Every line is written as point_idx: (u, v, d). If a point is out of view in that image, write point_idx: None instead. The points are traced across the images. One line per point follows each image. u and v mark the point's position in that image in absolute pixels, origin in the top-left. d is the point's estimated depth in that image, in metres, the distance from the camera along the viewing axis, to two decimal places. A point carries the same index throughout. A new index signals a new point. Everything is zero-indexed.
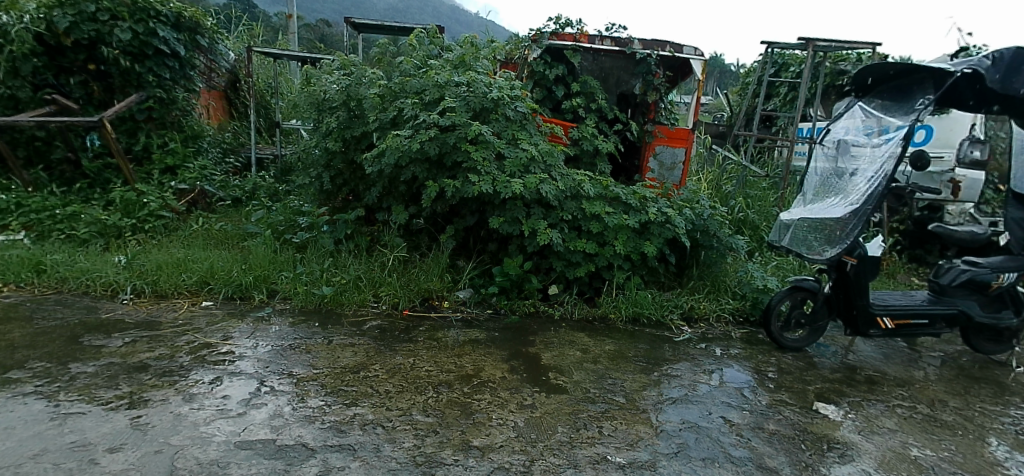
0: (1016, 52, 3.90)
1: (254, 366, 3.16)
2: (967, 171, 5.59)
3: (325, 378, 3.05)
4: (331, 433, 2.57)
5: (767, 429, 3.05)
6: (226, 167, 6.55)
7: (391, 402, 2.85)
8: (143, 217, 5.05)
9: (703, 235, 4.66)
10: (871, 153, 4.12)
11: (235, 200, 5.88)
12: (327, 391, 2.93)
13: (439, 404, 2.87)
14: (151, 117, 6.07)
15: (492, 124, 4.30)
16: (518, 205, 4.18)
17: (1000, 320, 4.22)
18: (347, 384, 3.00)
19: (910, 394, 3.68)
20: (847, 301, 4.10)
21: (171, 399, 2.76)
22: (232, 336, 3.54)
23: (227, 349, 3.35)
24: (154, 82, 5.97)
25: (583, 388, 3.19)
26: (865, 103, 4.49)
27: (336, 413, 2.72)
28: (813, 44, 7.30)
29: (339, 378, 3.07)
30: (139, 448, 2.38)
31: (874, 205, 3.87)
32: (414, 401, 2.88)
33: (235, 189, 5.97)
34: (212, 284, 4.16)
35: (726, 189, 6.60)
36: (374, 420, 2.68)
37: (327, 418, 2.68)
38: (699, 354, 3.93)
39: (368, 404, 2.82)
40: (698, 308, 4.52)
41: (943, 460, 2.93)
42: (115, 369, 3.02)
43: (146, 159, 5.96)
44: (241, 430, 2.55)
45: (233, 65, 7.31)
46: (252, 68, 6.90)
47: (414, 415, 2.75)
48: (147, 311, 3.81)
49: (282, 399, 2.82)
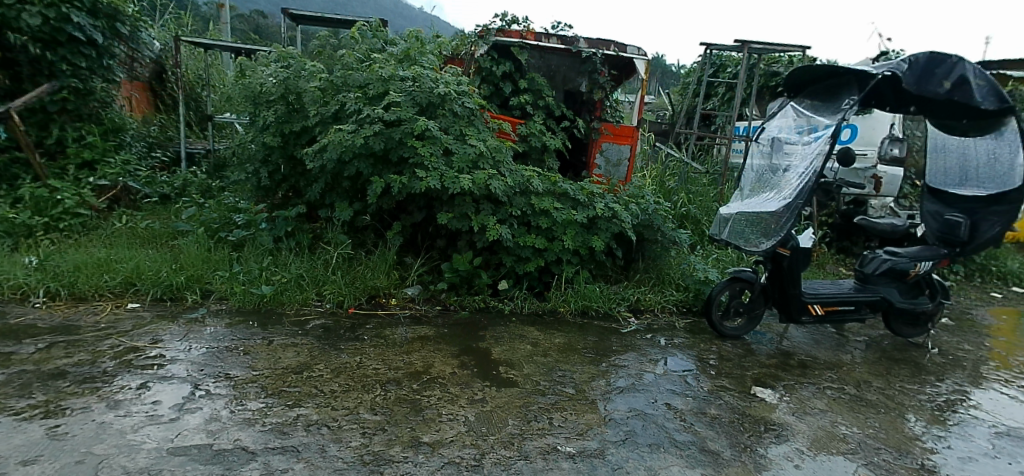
0: (930, 56, 4.16)
1: (188, 369, 3.05)
2: (888, 167, 5.96)
3: (266, 379, 2.98)
4: (272, 435, 2.51)
5: (709, 413, 3.17)
6: (151, 162, 6.26)
7: (337, 402, 2.80)
8: (57, 215, 4.77)
9: (648, 229, 4.78)
10: (802, 151, 4.33)
11: (162, 197, 5.66)
12: (268, 392, 2.85)
13: (388, 402, 2.84)
14: (63, 109, 5.72)
15: (439, 119, 4.27)
16: (467, 201, 4.17)
17: (917, 304, 4.50)
18: (290, 384, 2.93)
19: (839, 376, 3.89)
20: (782, 290, 4.30)
21: (94, 407, 2.63)
22: (161, 338, 3.40)
23: (156, 353, 3.21)
24: (67, 71, 5.61)
25: (533, 380, 3.23)
26: (796, 103, 4.71)
27: (278, 415, 2.66)
28: (749, 47, 7.59)
29: (281, 379, 2.99)
30: (58, 459, 2.26)
31: (805, 200, 4.07)
32: (361, 400, 2.84)
33: (162, 185, 5.76)
34: (138, 285, 3.98)
35: (668, 184, 6.77)
36: (319, 421, 2.63)
37: (268, 420, 2.61)
38: (645, 345, 4.03)
39: (312, 404, 2.76)
40: (644, 300, 4.64)
41: (868, 437, 3.12)
42: (27, 377, 2.85)
43: (60, 153, 5.65)
44: (174, 435, 2.46)
45: (158, 55, 7.03)
46: (180, 58, 6.61)
47: (361, 414, 2.72)
48: (64, 316, 3.61)
49: (219, 402, 2.74)
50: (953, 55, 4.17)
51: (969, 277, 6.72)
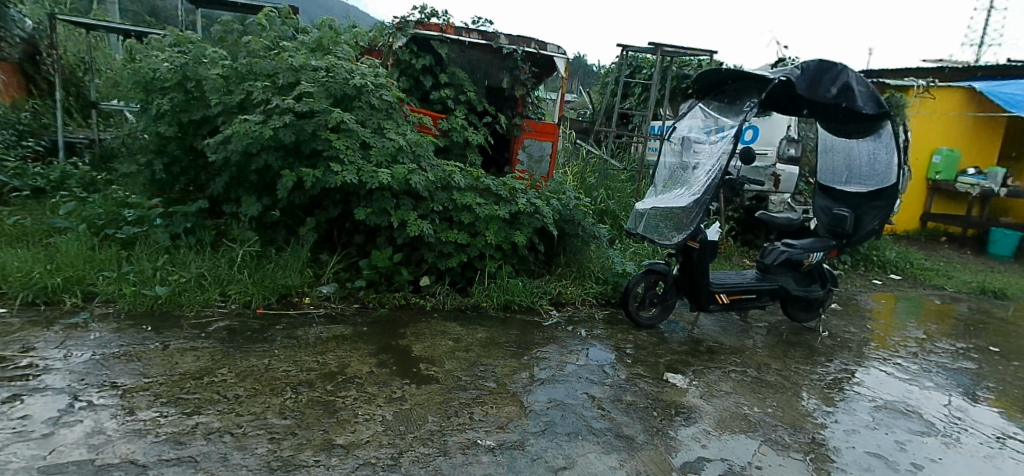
0: (819, 63, 4.48)
1: (65, 379, 2.80)
2: (785, 167, 6.45)
3: (160, 387, 2.78)
4: (166, 446, 2.35)
5: (625, 400, 3.27)
6: (22, 152, 5.69)
7: (241, 407, 2.66)
8: None
9: (569, 224, 4.86)
10: (709, 149, 4.53)
11: (36, 191, 5.18)
12: (162, 400, 2.67)
13: (299, 405, 2.73)
14: None
15: (355, 111, 4.15)
16: (386, 196, 4.08)
17: (809, 292, 4.85)
18: (187, 391, 2.76)
19: (742, 360, 4.13)
20: (692, 280, 4.49)
21: None
22: (35, 346, 3.11)
23: (28, 363, 2.93)
24: None
25: (454, 376, 3.20)
26: (703, 104, 4.95)
27: (173, 424, 2.49)
28: (662, 50, 7.88)
29: (177, 386, 2.81)
30: None
31: (712, 195, 4.28)
32: (269, 404, 2.71)
33: (35, 178, 5.25)
34: (6, 288, 3.61)
35: (589, 181, 6.91)
36: (221, 428, 2.49)
37: (162, 430, 2.45)
38: (565, 337, 4.10)
39: (213, 411, 2.61)
40: (565, 294, 4.72)
41: (768, 415, 3.33)
42: None
43: None
44: (49, 452, 2.25)
45: (29, 33, 6.47)
46: (56, 39, 6.06)
47: (269, 419, 2.60)
48: None
49: (103, 414, 2.53)
50: (839, 63, 4.51)
51: (856, 266, 7.31)
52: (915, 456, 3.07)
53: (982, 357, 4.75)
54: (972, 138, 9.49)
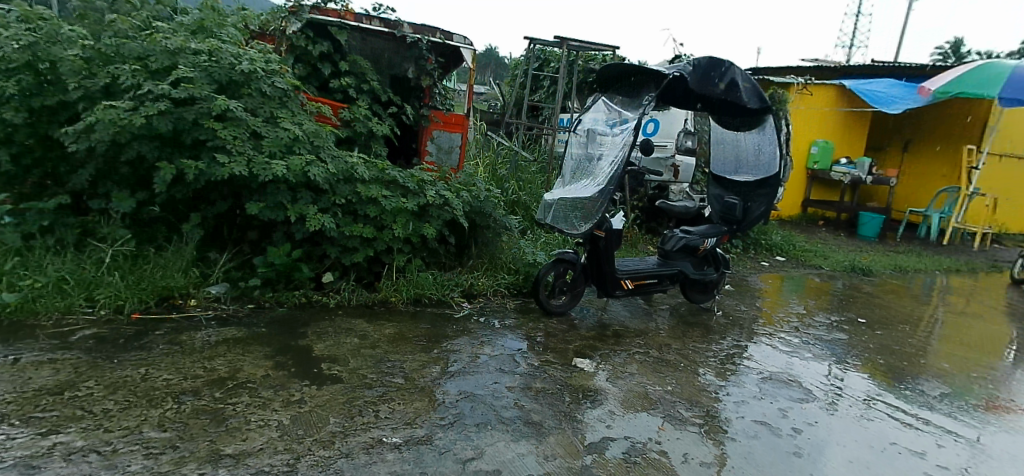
0: (709, 60, 4.71)
1: None
2: (683, 157, 6.88)
3: (9, 406, 2.48)
4: (15, 472, 2.10)
5: (534, 387, 3.31)
6: None
7: (110, 423, 2.43)
8: None
9: (480, 216, 4.84)
10: (611, 141, 4.69)
11: None
12: (12, 421, 2.38)
13: (181, 416, 2.53)
14: None
15: (244, 99, 3.91)
16: (281, 189, 3.87)
17: (705, 275, 5.15)
18: (43, 409, 2.48)
19: (645, 342, 4.30)
20: (598, 267, 4.64)
21: None
22: None
23: None
24: None
25: (359, 374, 3.10)
26: (607, 99, 5.11)
27: (25, 447, 2.23)
28: (567, 44, 8.04)
29: (32, 403, 2.52)
30: None
31: (615, 186, 4.45)
32: (146, 417, 2.50)
33: None
34: None
35: (500, 172, 6.90)
36: (84, 447, 2.26)
37: (11, 455, 2.19)
38: (476, 328, 4.08)
39: (76, 429, 2.37)
40: (477, 285, 4.69)
41: (669, 393, 3.50)
42: None
43: None
44: None
45: None
46: None
47: (145, 433, 2.39)
48: None
49: None
50: (727, 61, 4.75)
51: (747, 250, 7.82)
52: (795, 421, 3.32)
53: (853, 327, 5.23)
54: (844, 130, 10.38)
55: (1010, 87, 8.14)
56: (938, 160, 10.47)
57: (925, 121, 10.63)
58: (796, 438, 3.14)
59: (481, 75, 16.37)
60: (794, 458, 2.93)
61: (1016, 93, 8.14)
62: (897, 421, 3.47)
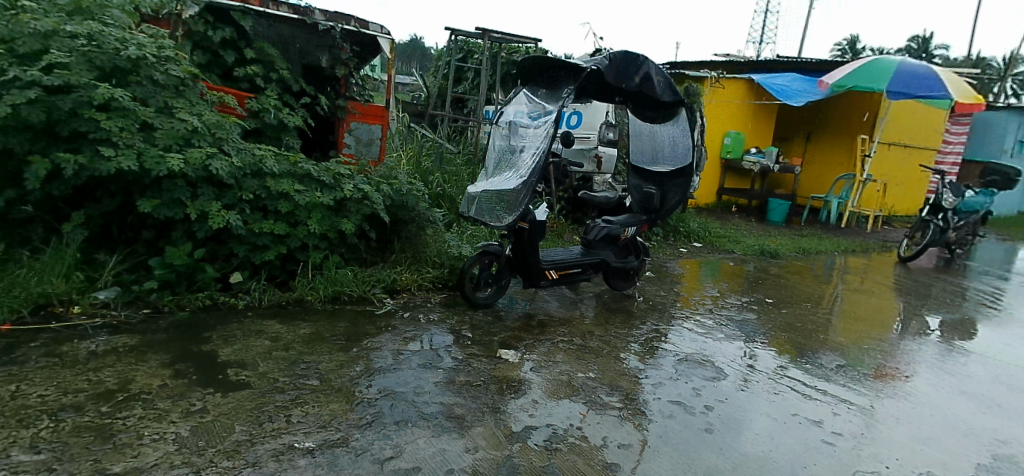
0: (624, 55, 4.86)
1: None
2: (606, 148, 7.17)
3: None
4: None
5: (457, 381, 3.28)
6: None
7: None
8: None
9: (402, 210, 4.74)
10: (533, 133, 4.75)
11: None
12: None
13: (60, 434, 2.32)
14: None
15: (132, 87, 3.63)
16: (178, 185, 3.63)
17: (626, 263, 5.29)
18: None
19: (570, 330, 4.36)
20: (523, 258, 4.68)
21: None
22: None
23: None
24: None
25: (270, 379, 2.95)
26: (528, 91, 5.13)
27: None
28: (489, 35, 8.00)
29: None
30: None
31: (537, 178, 4.53)
32: (17, 438, 2.27)
33: None
34: None
35: (425, 165, 6.77)
36: None
37: None
38: (399, 325, 3.99)
39: None
40: (400, 280, 4.59)
41: (592, 379, 3.56)
42: None
43: None
44: None
45: None
46: None
47: (15, 456, 2.17)
48: None
49: None
50: (642, 56, 4.93)
51: (667, 237, 8.10)
52: (708, 399, 3.47)
53: (762, 307, 5.54)
54: (753, 122, 10.95)
55: (898, 83, 8.80)
56: (836, 149, 11.23)
57: (824, 114, 11.38)
58: (708, 415, 3.28)
59: (407, 65, 16.09)
60: (705, 435, 3.06)
61: (904, 88, 8.79)
62: (800, 393, 3.69)
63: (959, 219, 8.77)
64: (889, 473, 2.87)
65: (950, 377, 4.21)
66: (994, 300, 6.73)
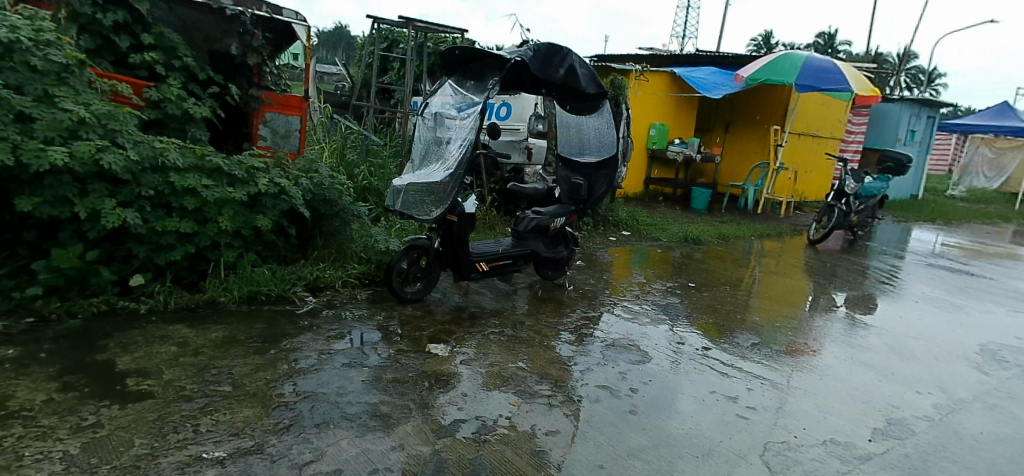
0: (548, 46, 4.90)
1: None
2: (535, 140, 7.33)
3: None
4: None
5: (384, 378, 3.21)
6: None
7: None
8: None
9: (324, 204, 4.57)
10: (459, 124, 4.70)
11: None
12: None
13: None
14: None
15: (6, 74, 3.30)
16: (64, 181, 3.34)
17: (556, 253, 5.34)
18: None
19: (501, 321, 4.35)
20: (453, 251, 4.66)
21: None
22: None
23: None
24: None
25: (175, 387, 2.77)
26: (453, 81, 5.10)
27: None
28: (413, 25, 7.83)
29: None
30: None
31: (464, 170, 4.49)
32: None
33: None
34: None
35: (349, 157, 6.55)
36: None
37: None
38: (322, 323, 3.85)
39: None
40: (323, 277, 4.42)
41: (522, 369, 3.57)
42: None
43: None
44: None
45: None
46: None
47: None
48: None
49: None
50: (564, 47, 4.97)
51: (597, 226, 8.22)
52: (633, 382, 3.55)
53: (685, 291, 5.74)
54: (676, 113, 11.27)
55: (807, 77, 9.33)
56: (751, 139, 11.78)
57: (741, 106, 11.90)
58: (633, 397, 3.36)
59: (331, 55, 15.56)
60: (630, 416, 3.13)
61: (811, 82, 9.32)
62: (717, 371, 3.84)
63: (860, 203, 9.42)
64: (797, 442, 3.03)
65: (852, 350, 4.50)
66: (892, 276, 7.26)
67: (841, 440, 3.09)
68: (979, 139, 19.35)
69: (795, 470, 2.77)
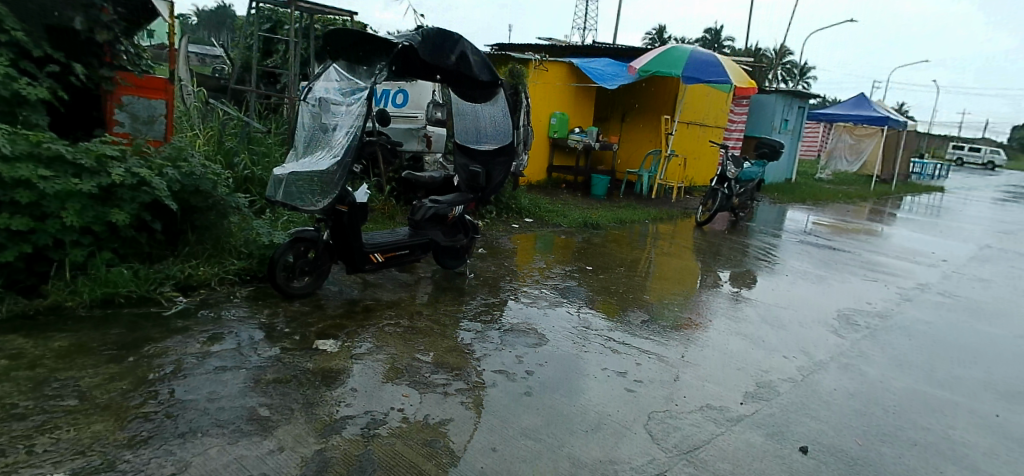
0: (437, 32, 4.84)
1: None
2: (435, 128, 7.27)
3: None
4: None
5: (264, 379, 3.01)
6: None
7: None
8: None
9: (196, 196, 4.18)
10: (346, 111, 4.50)
11: None
12: None
13: None
14: None
15: None
16: None
17: (455, 241, 5.27)
18: None
19: (396, 313, 4.23)
20: (344, 243, 4.46)
21: None
22: None
23: None
24: None
25: (5, 405, 2.44)
26: (338, 67, 4.86)
27: None
28: (297, 5, 7.41)
29: None
30: None
31: (352, 157, 4.29)
32: None
33: None
34: None
35: (227, 144, 6.09)
36: None
37: None
38: (193, 325, 3.55)
39: None
40: (196, 275, 4.08)
41: (417, 359, 3.48)
42: None
43: None
44: None
45: None
46: None
47: None
48: None
49: None
50: (455, 34, 4.95)
51: (500, 214, 8.20)
52: (529, 365, 3.57)
53: (583, 274, 5.87)
54: (575, 103, 11.51)
55: (691, 69, 9.82)
56: (645, 127, 12.29)
57: (634, 95, 12.35)
58: (528, 379, 3.37)
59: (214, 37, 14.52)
60: (524, 398, 3.14)
61: (696, 74, 9.83)
62: (609, 349, 3.95)
63: (741, 187, 10.08)
64: (678, 409, 3.18)
65: (733, 322, 4.80)
66: (769, 253, 7.83)
67: (716, 404, 3.28)
68: (842, 127, 21.34)
69: (675, 436, 2.90)
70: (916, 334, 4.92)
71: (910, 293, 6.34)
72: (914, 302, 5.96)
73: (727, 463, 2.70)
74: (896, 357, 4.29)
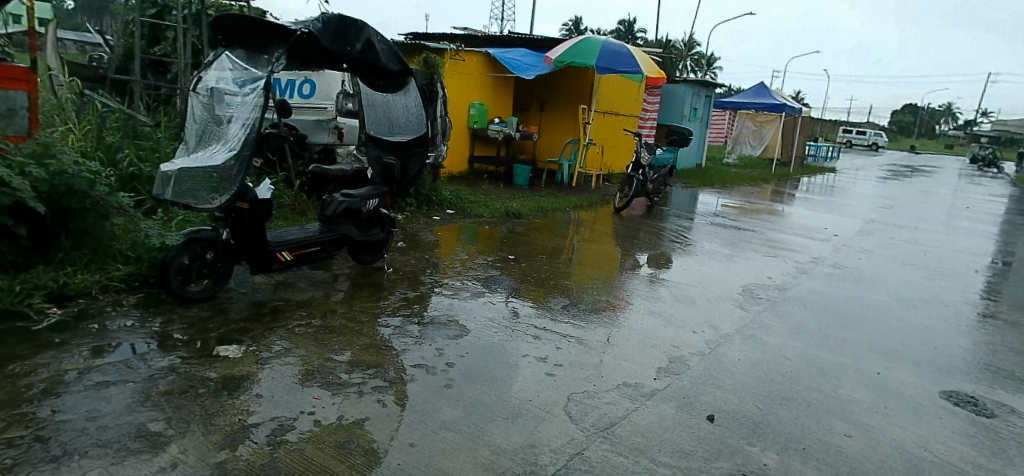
0: (340, 18, 4.60)
1: None
2: (347, 119, 6.99)
3: None
4: None
5: (156, 392, 2.77)
6: None
7: None
8: None
9: (67, 197, 3.77)
10: (241, 102, 4.19)
11: None
12: None
13: None
14: None
15: None
16: None
17: (371, 236, 5.08)
18: None
19: (307, 313, 4.02)
20: (247, 242, 4.17)
21: None
22: None
23: None
24: None
25: None
26: (231, 54, 4.53)
27: None
28: None
29: None
30: None
31: (252, 150, 3.99)
32: None
33: None
34: None
35: (109, 140, 5.59)
36: None
37: None
38: (71, 338, 3.22)
39: None
40: (72, 284, 3.72)
41: (330, 359, 3.33)
42: None
43: None
44: None
45: None
46: None
47: None
48: None
49: None
50: (359, 21, 4.72)
51: (420, 206, 8.02)
52: (449, 357, 3.50)
53: (504, 264, 5.83)
54: (495, 93, 11.47)
55: (604, 59, 9.96)
56: (563, 117, 12.43)
57: (552, 86, 12.44)
58: (449, 371, 3.30)
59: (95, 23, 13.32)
60: (443, 390, 3.07)
61: (609, 64, 9.99)
62: (531, 336, 3.94)
63: (654, 172, 10.38)
64: (596, 389, 3.21)
65: (649, 302, 4.92)
66: (681, 235, 8.14)
67: (632, 382, 3.34)
68: (744, 114, 22.58)
69: (593, 415, 2.93)
70: (812, 304, 5.25)
71: (807, 267, 6.76)
72: (810, 275, 6.36)
73: (641, 437, 2.75)
74: (796, 327, 4.55)
